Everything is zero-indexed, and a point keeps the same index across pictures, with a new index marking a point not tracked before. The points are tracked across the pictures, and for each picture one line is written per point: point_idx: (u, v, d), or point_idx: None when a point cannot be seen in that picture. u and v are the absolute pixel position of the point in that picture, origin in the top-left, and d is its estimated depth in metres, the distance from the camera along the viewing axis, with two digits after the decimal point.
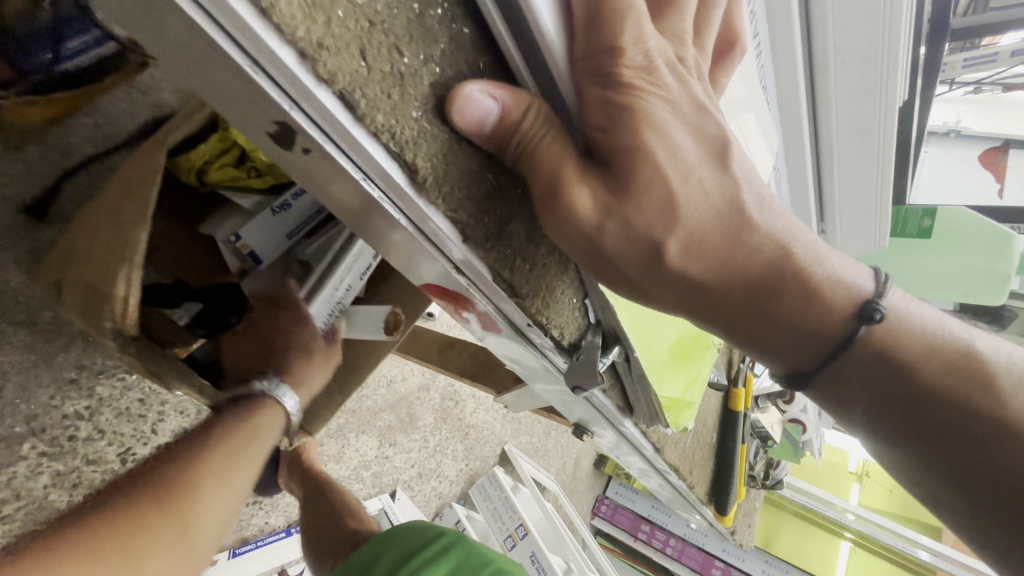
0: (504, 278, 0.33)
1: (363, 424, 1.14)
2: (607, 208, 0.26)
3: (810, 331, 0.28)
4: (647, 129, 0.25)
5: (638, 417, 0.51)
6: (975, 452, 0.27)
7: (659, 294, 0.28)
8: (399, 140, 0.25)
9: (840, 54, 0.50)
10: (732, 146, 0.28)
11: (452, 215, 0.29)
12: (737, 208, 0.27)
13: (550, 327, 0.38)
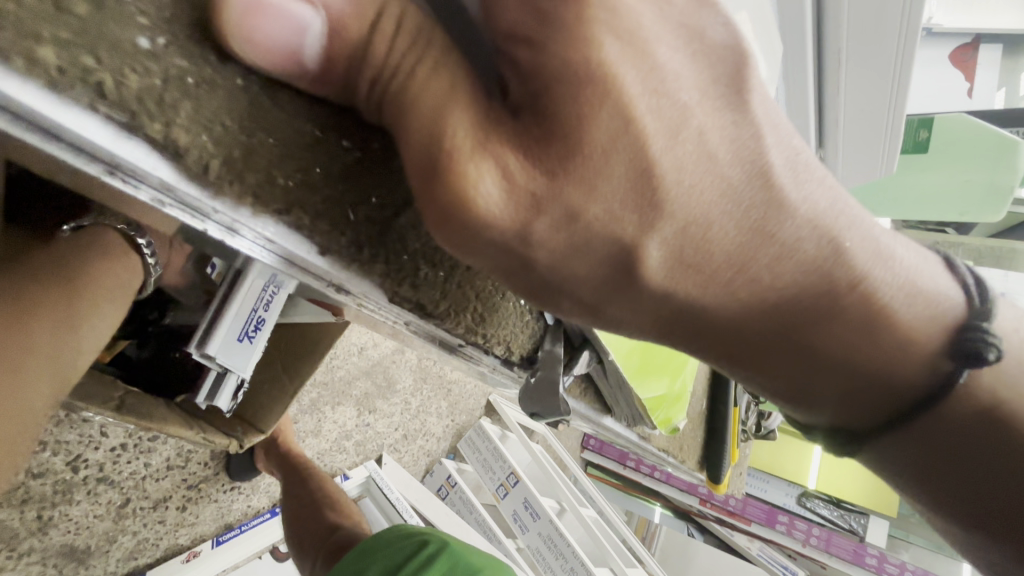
0: (404, 295, 0.22)
1: (338, 395, 0.97)
2: (528, 194, 0.14)
3: (876, 372, 0.17)
4: (600, 38, 0.13)
5: (621, 417, 0.42)
6: None
7: (635, 329, 0.17)
8: (125, 97, 0.13)
9: None
10: (749, 64, 0.15)
11: (285, 218, 0.17)
12: (762, 180, 0.15)
13: (490, 346, 0.28)
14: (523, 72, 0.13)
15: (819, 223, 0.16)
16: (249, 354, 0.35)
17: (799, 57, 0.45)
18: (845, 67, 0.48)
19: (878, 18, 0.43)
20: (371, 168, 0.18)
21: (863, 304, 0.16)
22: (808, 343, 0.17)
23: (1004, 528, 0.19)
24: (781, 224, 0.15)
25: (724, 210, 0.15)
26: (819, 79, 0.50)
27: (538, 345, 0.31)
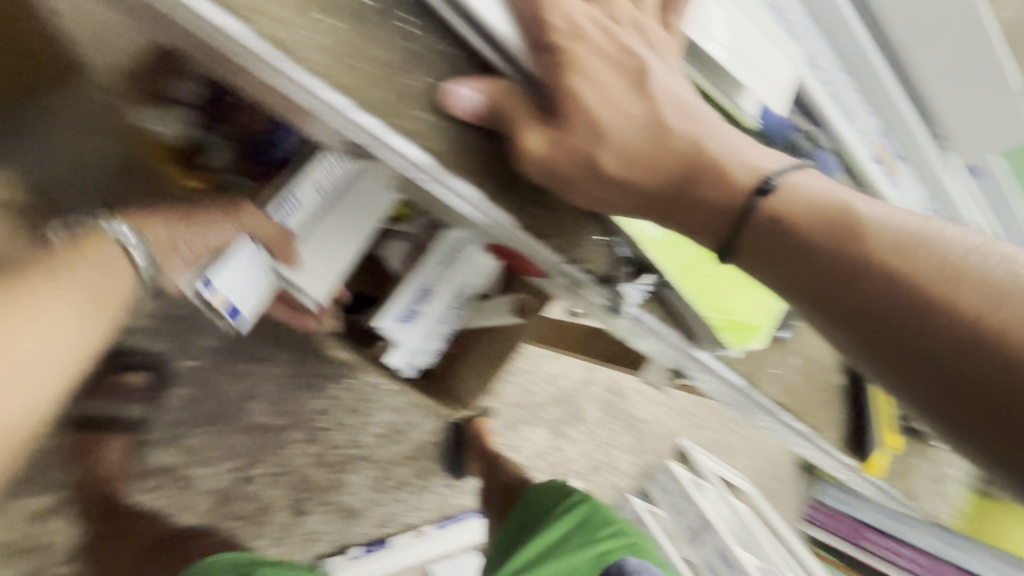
0: (522, 220, 0.42)
1: (534, 416, 1.24)
2: (557, 141, 0.37)
3: (727, 205, 0.38)
4: (574, 79, 0.37)
5: (707, 345, 0.54)
6: (851, 287, 0.35)
7: (611, 199, 0.39)
8: (411, 130, 0.37)
9: None
10: (649, 79, 0.38)
11: (465, 175, 0.39)
12: (656, 124, 0.38)
13: (576, 259, 0.46)
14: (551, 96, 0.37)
15: (686, 138, 0.38)
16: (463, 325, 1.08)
17: None
18: None
19: None
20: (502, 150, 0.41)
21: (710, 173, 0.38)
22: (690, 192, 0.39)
23: (817, 296, 0.36)
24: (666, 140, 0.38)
25: (641, 138, 0.38)
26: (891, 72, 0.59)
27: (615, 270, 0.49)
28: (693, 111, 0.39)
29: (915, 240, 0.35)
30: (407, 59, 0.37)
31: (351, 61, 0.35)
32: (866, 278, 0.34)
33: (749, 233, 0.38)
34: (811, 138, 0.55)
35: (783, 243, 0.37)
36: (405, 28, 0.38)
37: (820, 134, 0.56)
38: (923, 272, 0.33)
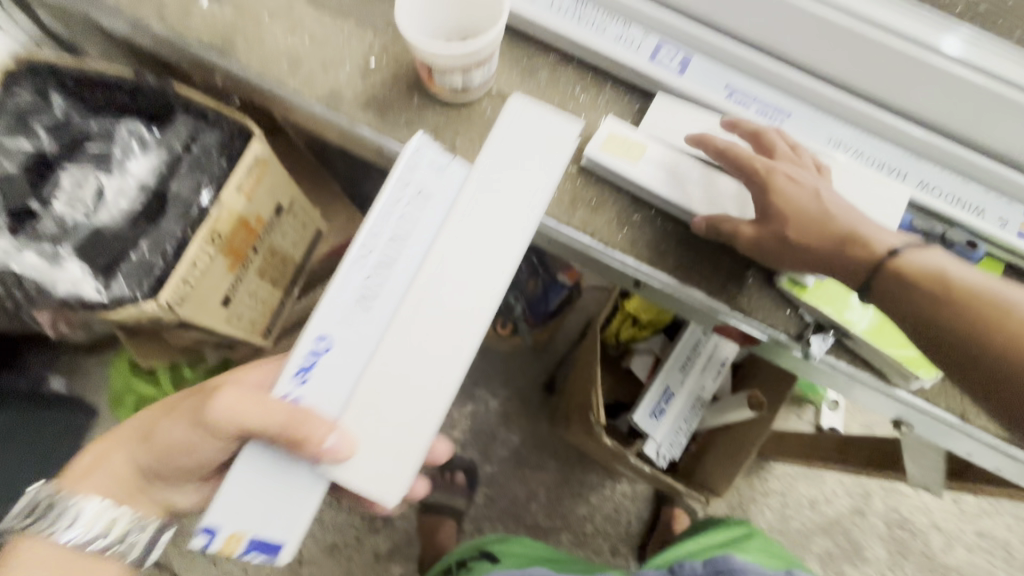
0: (731, 304, 0.78)
1: (795, 543, 1.53)
2: (761, 228, 0.72)
3: (862, 264, 0.68)
4: (772, 191, 0.72)
5: (897, 380, 0.75)
6: (936, 320, 0.64)
7: (790, 258, 0.71)
8: (660, 268, 0.80)
9: (937, 109, 0.77)
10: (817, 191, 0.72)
11: (688, 285, 0.79)
12: (823, 213, 0.70)
13: (771, 325, 0.78)
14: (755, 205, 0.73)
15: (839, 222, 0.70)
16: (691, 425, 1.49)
17: (975, 169, 0.77)
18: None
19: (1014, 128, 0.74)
20: (713, 271, 0.80)
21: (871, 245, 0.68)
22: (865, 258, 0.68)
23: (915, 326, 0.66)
24: (829, 224, 0.70)
25: (836, 232, 0.69)
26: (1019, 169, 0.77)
27: (804, 330, 0.77)
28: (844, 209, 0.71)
29: (963, 279, 0.65)
30: (654, 237, 0.81)
31: (629, 244, 0.81)
32: (947, 317, 0.64)
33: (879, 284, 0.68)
34: (945, 234, 0.76)
35: (904, 292, 0.66)
36: (652, 223, 0.81)
37: (953, 232, 0.76)
38: (969, 296, 0.64)
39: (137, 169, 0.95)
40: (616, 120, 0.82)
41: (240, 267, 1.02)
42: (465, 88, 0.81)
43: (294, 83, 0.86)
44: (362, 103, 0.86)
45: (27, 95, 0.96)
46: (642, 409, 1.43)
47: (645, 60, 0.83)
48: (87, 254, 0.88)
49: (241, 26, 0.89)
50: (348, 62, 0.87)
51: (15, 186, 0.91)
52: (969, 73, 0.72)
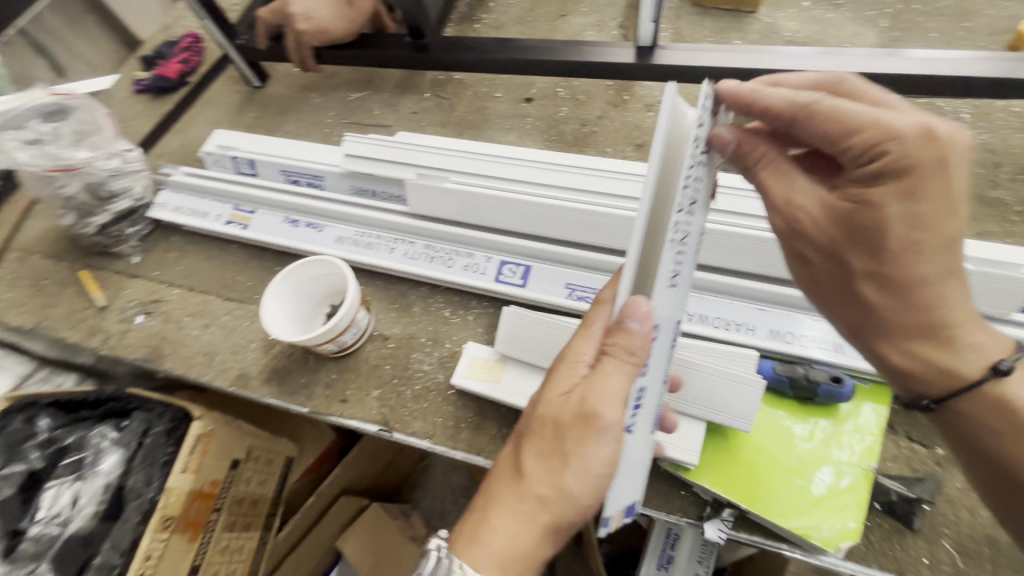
0: None
1: None
2: (775, 178, 0.59)
3: (849, 265, 0.56)
4: (860, 161, 0.52)
5: (814, 549, 0.70)
6: (878, 338, 0.58)
7: (787, 208, 0.58)
8: None
9: (753, 263, 0.83)
10: (911, 189, 0.50)
11: None
12: (892, 218, 0.51)
13: (671, 511, 0.76)
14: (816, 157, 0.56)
15: (900, 238, 0.51)
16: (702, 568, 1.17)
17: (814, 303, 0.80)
18: None
19: None
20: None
21: (864, 277, 0.55)
22: (840, 281, 0.58)
23: (869, 340, 0.60)
24: (876, 217, 0.52)
25: (831, 254, 0.57)
26: None
27: (703, 510, 0.75)
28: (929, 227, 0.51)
29: (942, 330, 0.55)
30: None
31: None
32: (882, 348, 0.59)
33: (854, 287, 0.57)
34: (808, 376, 0.75)
35: (874, 308, 0.56)
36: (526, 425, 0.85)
37: (814, 371, 0.75)
38: (930, 353, 0.57)
39: (106, 467, 1.03)
40: (476, 343, 0.91)
41: (204, 534, 1.09)
42: (341, 348, 0.92)
43: (211, 373, 0.98)
44: (265, 377, 0.96)
45: (19, 424, 1.05)
46: (647, 563, 1.19)
47: (491, 280, 0.94)
48: (58, 567, 0.95)
49: (168, 333, 1.04)
50: (253, 342, 1.00)
51: (7, 514, 0.98)
52: (760, 232, 0.80)
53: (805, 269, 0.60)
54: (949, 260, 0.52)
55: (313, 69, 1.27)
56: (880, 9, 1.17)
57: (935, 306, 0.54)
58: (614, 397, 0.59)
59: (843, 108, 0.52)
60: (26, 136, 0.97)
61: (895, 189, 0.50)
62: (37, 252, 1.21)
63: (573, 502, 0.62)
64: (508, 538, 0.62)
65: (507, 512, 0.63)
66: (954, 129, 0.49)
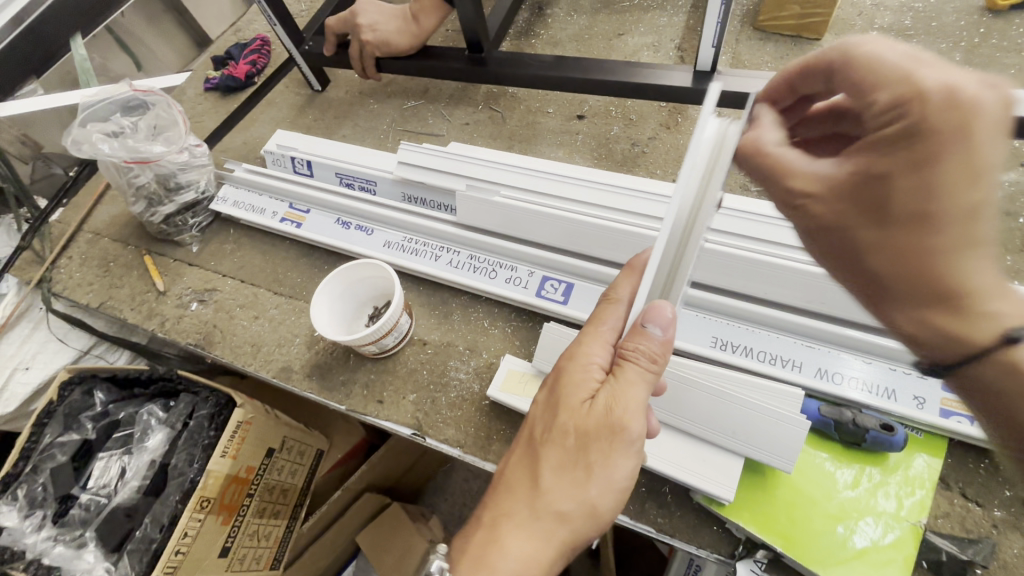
0: (653, 525, 0.76)
1: None
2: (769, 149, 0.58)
3: (847, 233, 0.53)
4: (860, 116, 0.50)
5: None
6: (890, 310, 0.54)
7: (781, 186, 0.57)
8: None
9: (803, 299, 0.81)
10: (892, 150, 0.48)
11: None
12: (873, 178, 0.49)
13: (702, 546, 0.74)
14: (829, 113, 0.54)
15: (888, 199, 0.49)
16: None
17: (867, 345, 0.77)
18: None
19: None
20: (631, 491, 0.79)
21: (869, 248, 0.52)
22: (850, 252, 0.55)
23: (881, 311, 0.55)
24: (864, 179, 0.50)
25: (837, 225, 0.54)
26: None
27: (736, 549, 0.73)
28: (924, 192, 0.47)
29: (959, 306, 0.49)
30: None
31: None
32: (893, 319, 0.54)
33: (856, 254, 0.54)
34: (856, 421, 0.72)
35: (880, 280, 0.53)
36: None
37: (864, 416, 0.72)
38: (937, 319, 0.50)
39: (153, 444, 1.09)
40: (514, 357, 0.91)
41: (235, 518, 1.13)
42: (382, 350, 0.94)
43: (256, 363, 1.02)
44: (307, 372, 0.99)
45: (77, 395, 1.12)
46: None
47: (533, 295, 0.95)
48: (104, 536, 1.00)
49: (220, 322, 1.09)
50: (297, 337, 1.04)
51: (61, 479, 1.04)
52: (813, 268, 0.78)
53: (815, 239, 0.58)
54: (970, 226, 0.47)
55: (372, 76, 1.32)
56: (953, 42, 1.13)
57: (945, 273, 0.48)
58: (639, 405, 0.61)
59: (868, 61, 0.50)
60: (108, 129, 1.06)
61: (902, 155, 0.47)
62: (106, 235, 1.29)
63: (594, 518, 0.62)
64: (528, 557, 0.60)
65: (522, 525, 0.61)
66: (986, 89, 0.44)
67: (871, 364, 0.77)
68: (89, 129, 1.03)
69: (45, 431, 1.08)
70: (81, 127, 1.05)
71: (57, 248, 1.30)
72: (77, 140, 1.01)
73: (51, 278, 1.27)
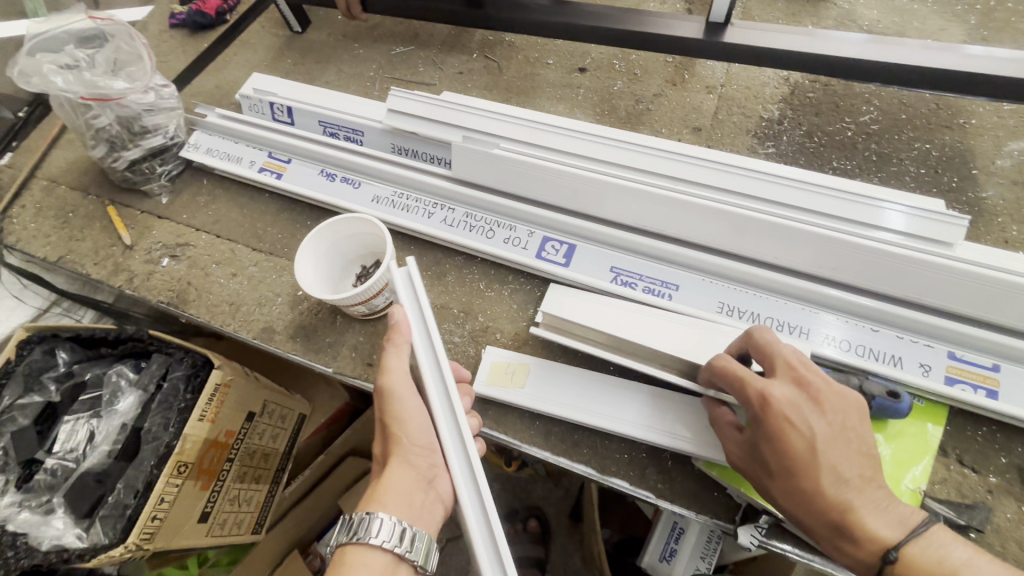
0: (654, 491, 0.75)
1: None
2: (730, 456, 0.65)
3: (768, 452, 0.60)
4: (767, 468, 0.60)
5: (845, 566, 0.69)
6: (777, 485, 0.60)
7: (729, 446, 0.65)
8: (574, 461, 0.78)
9: (812, 266, 0.78)
10: (738, 449, 0.64)
11: (603, 474, 0.77)
12: (778, 464, 0.59)
13: (701, 510, 0.74)
14: (740, 464, 0.64)
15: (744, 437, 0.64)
16: (696, 550, 1.11)
17: (873, 313, 0.76)
18: (922, 295, 0.74)
19: (892, 272, 0.74)
20: (631, 456, 0.78)
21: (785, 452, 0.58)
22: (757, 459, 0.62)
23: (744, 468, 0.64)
24: (762, 438, 0.60)
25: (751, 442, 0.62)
26: (918, 307, 0.76)
27: (737, 512, 0.73)
28: (809, 429, 0.57)
29: (808, 468, 0.57)
30: (564, 424, 0.81)
31: (541, 434, 0.81)
32: (780, 495, 0.60)
33: (763, 451, 0.60)
34: (863, 386, 0.69)
35: (778, 475, 0.59)
36: None
37: (870, 382, 0.70)
38: (772, 489, 0.61)
39: (124, 407, 1.01)
40: (496, 348, 0.86)
41: (215, 483, 1.07)
42: (371, 311, 0.89)
43: (234, 322, 0.96)
44: (291, 333, 0.94)
45: (37, 355, 1.03)
46: (649, 551, 1.17)
47: (533, 256, 0.91)
48: (71, 502, 0.93)
49: (193, 278, 1.02)
50: (279, 296, 0.98)
51: (24, 443, 0.97)
52: (826, 233, 0.76)
53: (759, 443, 0.60)
54: (771, 472, 0.60)
55: (359, 17, 1.22)
56: (969, 4, 1.09)
57: (798, 480, 0.58)
58: (421, 439, 0.63)
59: (767, 447, 0.59)
60: (62, 61, 0.95)
61: (763, 437, 0.60)
62: (63, 183, 1.18)
63: (415, 475, 0.62)
64: (403, 499, 0.60)
65: (394, 484, 0.61)
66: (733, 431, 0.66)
67: (876, 332, 0.76)
68: (39, 60, 0.92)
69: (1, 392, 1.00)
70: (29, 57, 0.93)
71: (7, 197, 1.18)
72: (26, 71, 0.91)
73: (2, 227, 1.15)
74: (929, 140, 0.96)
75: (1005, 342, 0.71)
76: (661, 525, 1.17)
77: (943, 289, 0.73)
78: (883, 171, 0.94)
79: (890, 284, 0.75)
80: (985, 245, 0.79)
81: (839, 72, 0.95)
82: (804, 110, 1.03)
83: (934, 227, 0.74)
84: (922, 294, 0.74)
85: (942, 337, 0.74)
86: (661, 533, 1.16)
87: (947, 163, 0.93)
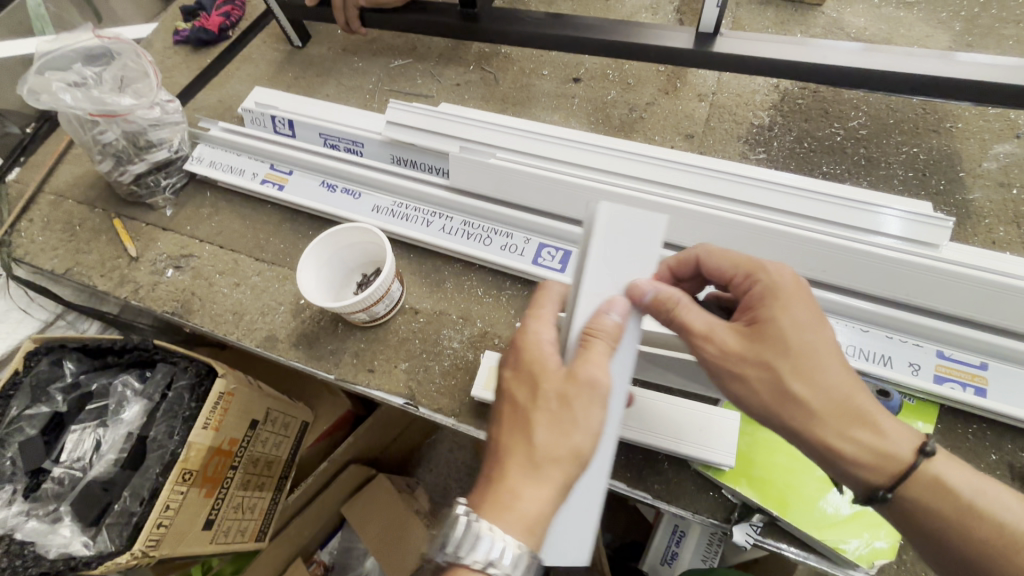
0: (650, 491, 0.77)
1: None
2: (727, 358, 0.58)
3: (787, 343, 0.56)
4: (790, 367, 0.56)
5: (837, 564, 0.70)
6: (796, 382, 0.55)
7: (722, 350, 0.59)
8: None
9: (802, 269, 0.80)
10: (742, 348, 0.58)
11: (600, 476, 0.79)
12: (804, 355, 0.56)
13: (697, 510, 0.75)
14: (746, 367, 0.57)
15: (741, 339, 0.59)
16: (697, 554, 1.11)
17: (863, 314, 0.78)
18: (910, 295, 0.76)
19: (880, 273, 0.76)
20: (627, 458, 0.79)
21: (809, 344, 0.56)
22: (767, 354, 0.57)
23: (744, 370, 0.57)
24: (778, 329, 0.57)
25: (754, 339, 0.58)
26: (906, 307, 0.77)
27: (732, 511, 0.75)
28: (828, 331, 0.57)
29: (826, 360, 0.55)
30: None
31: None
32: (797, 396, 0.55)
33: (776, 344, 0.56)
34: None
35: (798, 367, 0.55)
36: None
37: None
38: (792, 389, 0.55)
39: (130, 416, 1.03)
40: (494, 353, 0.86)
41: (219, 490, 1.08)
42: (372, 318, 0.91)
43: (238, 331, 0.98)
44: (293, 341, 0.95)
45: (45, 365, 1.05)
46: (650, 555, 1.17)
47: (529, 262, 0.93)
48: (79, 510, 0.94)
49: (197, 288, 1.04)
50: (281, 305, 1.00)
51: (32, 452, 0.99)
52: (814, 236, 0.78)
53: (771, 334, 0.57)
54: (795, 367, 0.55)
55: (358, 31, 1.25)
56: (954, 11, 1.12)
57: (819, 373, 0.55)
58: (580, 452, 0.54)
59: (789, 339, 0.56)
60: (69, 79, 0.98)
61: (786, 328, 0.57)
62: (70, 197, 1.21)
63: (557, 492, 0.53)
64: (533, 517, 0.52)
65: (519, 500, 0.52)
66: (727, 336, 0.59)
67: (866, 332, 0.78)
68: (48, 78, 0.95)
69: (10, 402, 1.02)
70: (39, 75, 0.96)
71: (15, 212, 1.21)
72: (36, 89, 0.94)
73: (10, 241, 1.18)
74: (916, 144, 0.98)
75: (992, 341, 0.73)
76: (662, 529, 1.18)
77: (930, 289, 0.74)
78: (871, 174, 0.96)
79: (879, 285, 0.77)
80: (971, 246, 0.81)
81: (827, 79, 0.98)
82: (794, 116, 1.05)
83: (919, 228, 0.76)
84: (910, 294, 0.76)
85: (931, 337, 0.76)
86: (662, 536, 1.17)
87: (934, 167, 0.95)
